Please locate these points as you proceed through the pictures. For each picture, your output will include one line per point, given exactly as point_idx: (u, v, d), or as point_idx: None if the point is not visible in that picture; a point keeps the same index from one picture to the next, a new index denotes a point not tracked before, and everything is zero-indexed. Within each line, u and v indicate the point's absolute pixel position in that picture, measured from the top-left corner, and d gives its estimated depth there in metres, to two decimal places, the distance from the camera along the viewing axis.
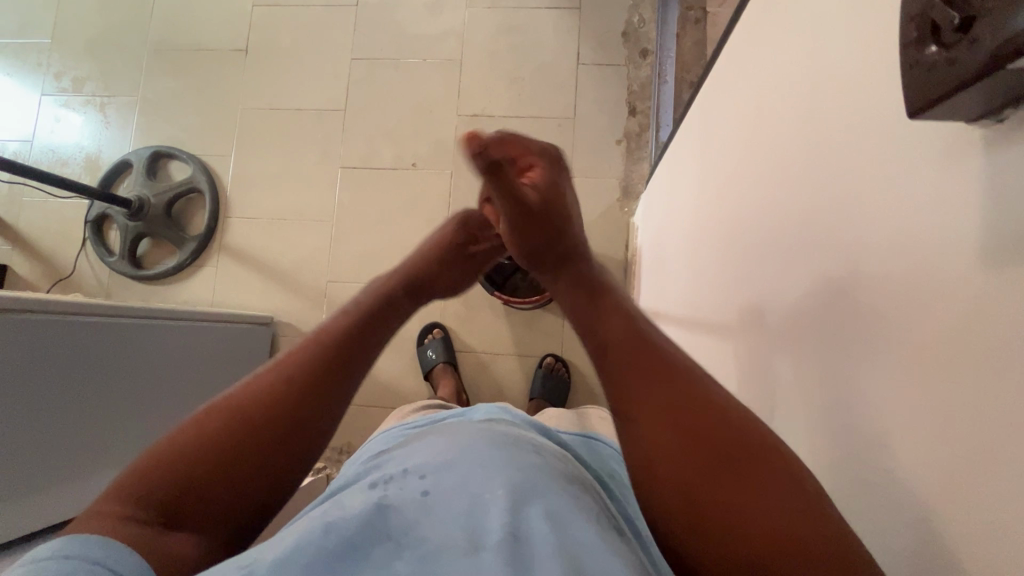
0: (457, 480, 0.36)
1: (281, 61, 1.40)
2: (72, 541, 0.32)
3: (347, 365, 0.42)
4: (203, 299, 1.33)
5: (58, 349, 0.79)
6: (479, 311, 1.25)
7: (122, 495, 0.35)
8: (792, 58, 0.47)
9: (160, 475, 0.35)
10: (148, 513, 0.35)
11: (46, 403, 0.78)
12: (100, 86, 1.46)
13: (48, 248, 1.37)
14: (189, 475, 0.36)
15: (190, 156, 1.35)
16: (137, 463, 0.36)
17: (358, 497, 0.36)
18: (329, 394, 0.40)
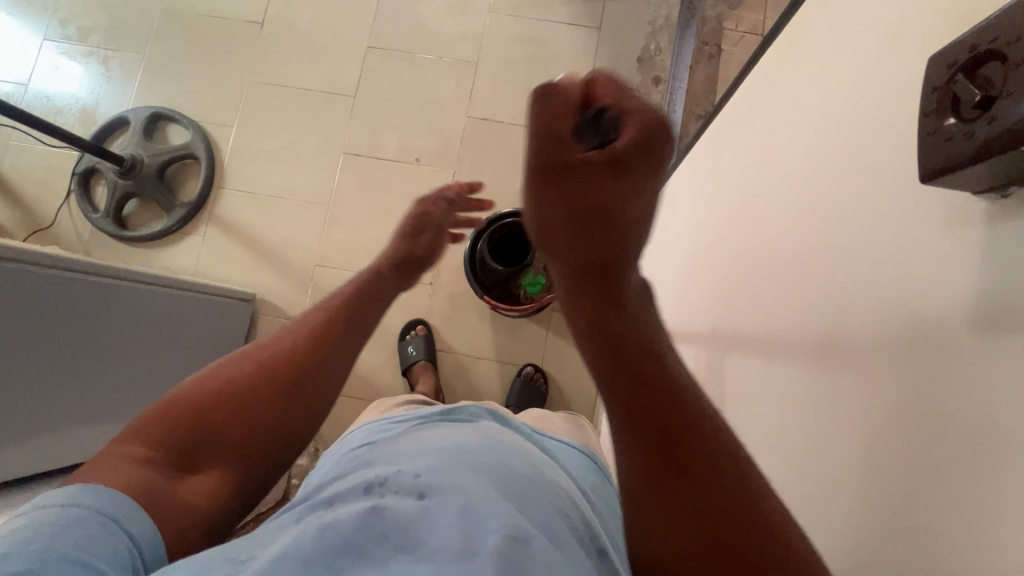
0: (451, 482, 0.37)
1: (296, 39, 1.38)
2: (86, 490, 0.41)
3: (340, 354, 0.59)
4: (185, 268, 1.30)
5: (31, 302, 0.76)
6: (465, 313, 1.25)
7: (153, 438, 0.48)
8: (806, 105, 0.48)
9: (190, 423, 0.49)
10: (171, 458, 0.47)
11: (16, 354, 0.76)
12: (106, 39, 1.43)
13: (29, 195, 1.33)
14: (209, 425, 0.50)
15: (190, 122, 1.33)
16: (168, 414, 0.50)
17: (352, 496, 0.36)
18: (327, 372, 0.58)
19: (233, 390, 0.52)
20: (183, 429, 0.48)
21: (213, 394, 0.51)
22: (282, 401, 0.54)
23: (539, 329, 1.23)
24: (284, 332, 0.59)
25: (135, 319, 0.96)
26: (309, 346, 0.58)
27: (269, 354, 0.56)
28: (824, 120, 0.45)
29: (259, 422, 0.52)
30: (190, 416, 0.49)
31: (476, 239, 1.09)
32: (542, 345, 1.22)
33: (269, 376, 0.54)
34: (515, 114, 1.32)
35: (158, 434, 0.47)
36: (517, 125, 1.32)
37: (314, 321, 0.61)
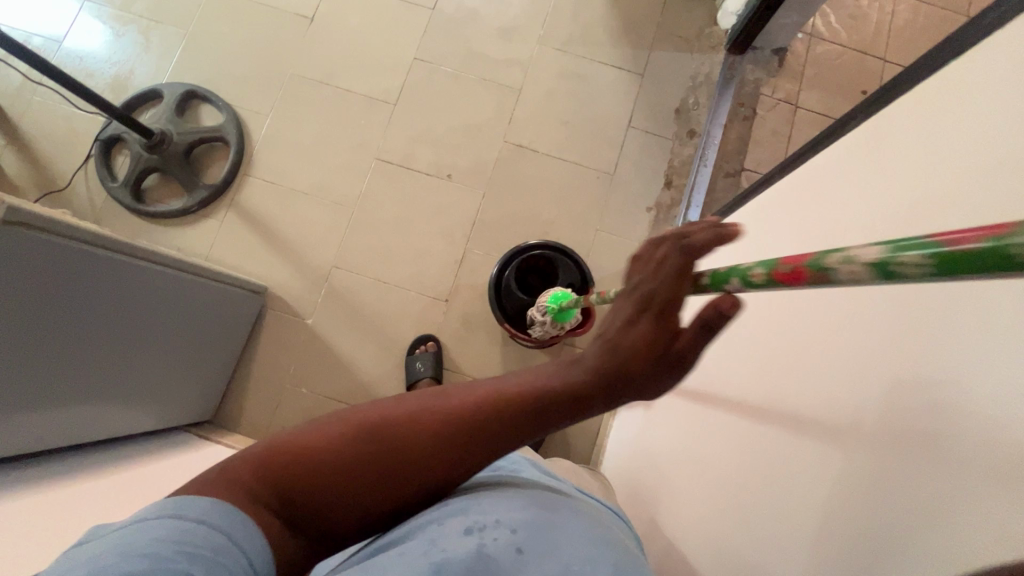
0: (545, 541, 0.41)
1: (344, 39, 1.39)
2: (211, 509, 0.36)
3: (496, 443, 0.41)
4: (198, 250, 1.27)
5: (62, 277, 0.73)
6: (476, 335, 1.24)
7: (262, 475, 0.39)
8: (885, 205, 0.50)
9: (305, 479, 0.39)
10: (275, 508, 0.39)
11: (38, 329, 0.72)
12: (149, 9, 1.42)
13: (46, 154, 1.29)
14: (321, 485, 0.39)
15: (226, 106, 1.32)
16: (302, 456, 0.39)
17: (456, 539, 0.40)
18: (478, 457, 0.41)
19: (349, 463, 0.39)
20: (288, 475, 0.39)
21: (337, 454, 0.39)
22: (418, 488, 0.42)
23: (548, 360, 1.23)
24: (425, 404, 0.42)
25: (149, 303, 0.92)
26: (468, 427, 0.40)
27: (398, 431, 0.40)
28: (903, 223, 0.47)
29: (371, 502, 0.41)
30: (306, 469, 0.39)
31: (504, 266, 1.10)
32: None
33: (391, 459, 0.40)
34: (551, 145, 1.34)
35: (261, 469, 0.39)
36: (552, 156, 1.33)
37: (458, 410, 0.41)
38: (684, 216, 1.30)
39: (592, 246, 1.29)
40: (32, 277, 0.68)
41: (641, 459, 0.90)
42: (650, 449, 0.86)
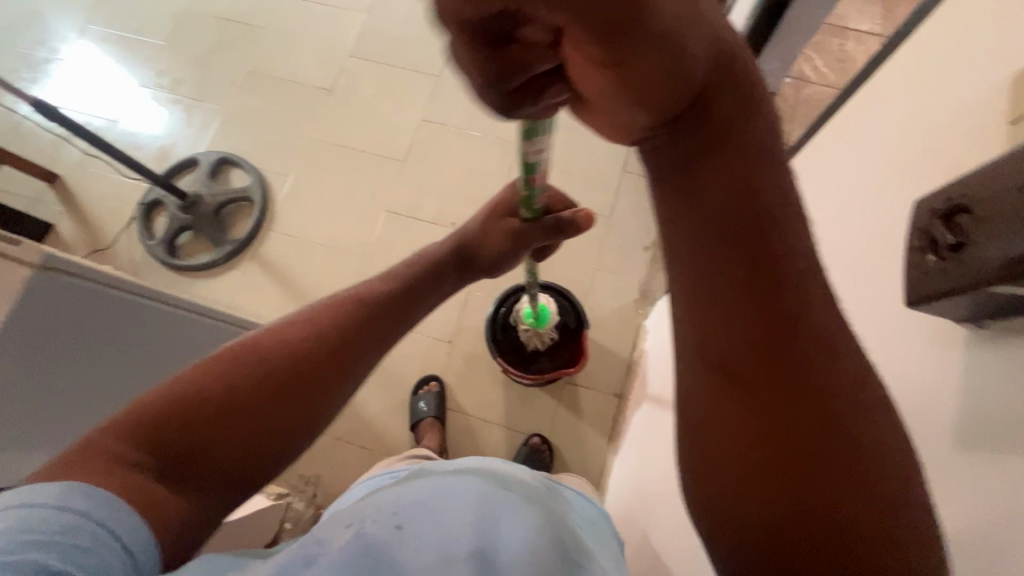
0: (420, 517, 0.51)
1: (359, 106, 1.53)
2: (71, 491, 0.42)
3: (334, 353, 0.55)
4: (221, 300, 1.37)
5: (112, 320, 0.80)
6: (478, 374, 1.27)
7: (133, 443, 0.45)
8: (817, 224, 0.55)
9: (174, 432, 0.46)
10: (154, 467, 0.45)
11: (82, 369, 0.77)
12: (193, 90, 1.62)
13: (96, 217, 1.45)
14: (192, 430, 0.47)
15: (253, 169, 1.46)
16: (164, 414, 0.47)
17: (339, 535, 0.50)
18: (327, 369, 0.54)
19: (232, 390, 0.49)
20: (165, 421, 0.46)
21: (215, 381, 0.49)
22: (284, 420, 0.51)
23: (550, 400, 1.24)
24: (262, 343, 0.53)
25: None
26: (305, 343, 0.54)
27: (262, 353, 0.52)
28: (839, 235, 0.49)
29: (261, 430, 0.50)
30: (181, 409, 0.47)
31: (502, 303, 1.15)
32: (552, 416, 1.23)
33: (275, 378, 0.51)
34: None
35: (135, 431, 0.46)
36: None
37: (314, 325, 0.55)
38: None
39: (591, 284, 1.32)
40: (75, 319, 0.75)
41: (633, 492, 0.88)
42: (640, 482, 0.85)
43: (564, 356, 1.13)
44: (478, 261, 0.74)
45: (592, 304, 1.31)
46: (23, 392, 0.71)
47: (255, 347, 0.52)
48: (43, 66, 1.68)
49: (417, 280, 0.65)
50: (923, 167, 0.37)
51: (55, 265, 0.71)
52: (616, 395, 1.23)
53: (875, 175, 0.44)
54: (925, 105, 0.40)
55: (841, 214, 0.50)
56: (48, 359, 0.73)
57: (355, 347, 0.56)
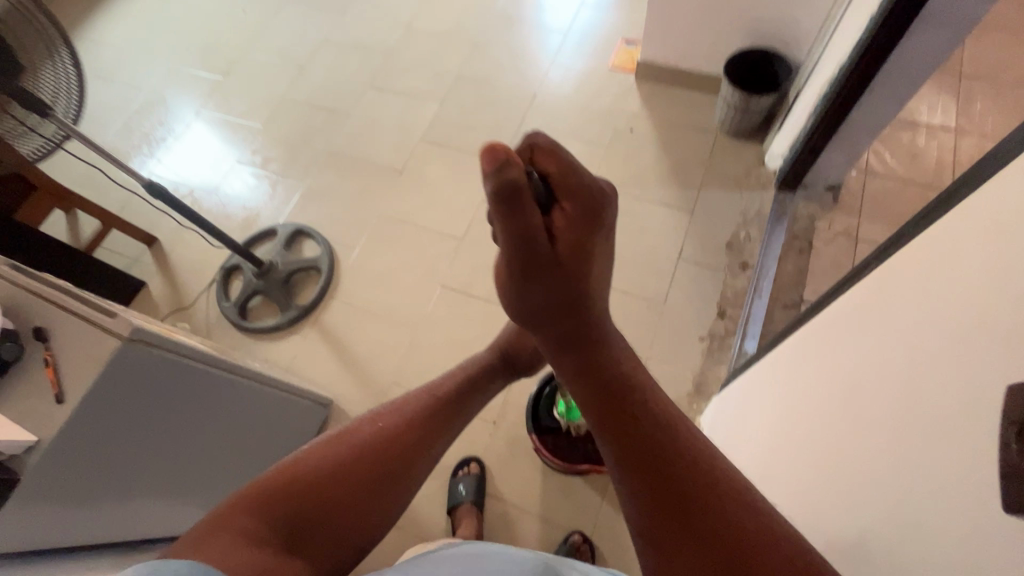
0: None
1: (425, 186, 1.63)
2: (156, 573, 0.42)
3: (412, 450, 0.62)
4: (281, 362, 1.43)
5: (180, 390, 0.86)
6: (521, 460, 1.23)
7: (249, 525, 0.50)
8: (904, 359, 0.52)
9: (284, 515, 0.52)
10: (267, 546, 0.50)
11: (144, 431, 0.82)
12: (280, 167, 1.79)
13: (182, 278, 1.59)
14: (298, 515, 0.53)
15: (324, 241, 1.57)
16: (274, 501, 0.53)
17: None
18: (407, 463, 0.60)
19: (336, 479, 0.55)
20: (280, 506, 0.52)
21: (318, 471, 0.55)
22: (372, 514, 0.57)
23: (594, 494, 1.17)
24: (346, 440, 0.59)
25: (237, 416, 1.01)
26: (385, 438, 0.60)
27: (348, 451, 0.57)
28: (946, 378, 0.46)
29: (352, 514, 0.56)
30: (296, 492, 0.53)
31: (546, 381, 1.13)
32: (595, 513, 1.16)
33: (366, 471, 0.57)
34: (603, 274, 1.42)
35: (262, 507, 0.52)
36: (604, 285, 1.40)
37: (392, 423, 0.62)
38: (739, 346, 1.28)
39: None
40: (149, 388, 0.80)
41: None
42: None
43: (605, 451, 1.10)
44: (519, 362, 0.83)
45: None
46: (107, 442, 0.76)
47: (345, 442, 0.58)
48: (159, 144, 1.93)
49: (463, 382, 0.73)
50: None
51: (140, 338, 0.76)
52: None
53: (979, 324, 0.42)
54: None
55: (944, 355, 0.47)
56: (129, 413, 0.78)
57: (426, 440, 0.63)
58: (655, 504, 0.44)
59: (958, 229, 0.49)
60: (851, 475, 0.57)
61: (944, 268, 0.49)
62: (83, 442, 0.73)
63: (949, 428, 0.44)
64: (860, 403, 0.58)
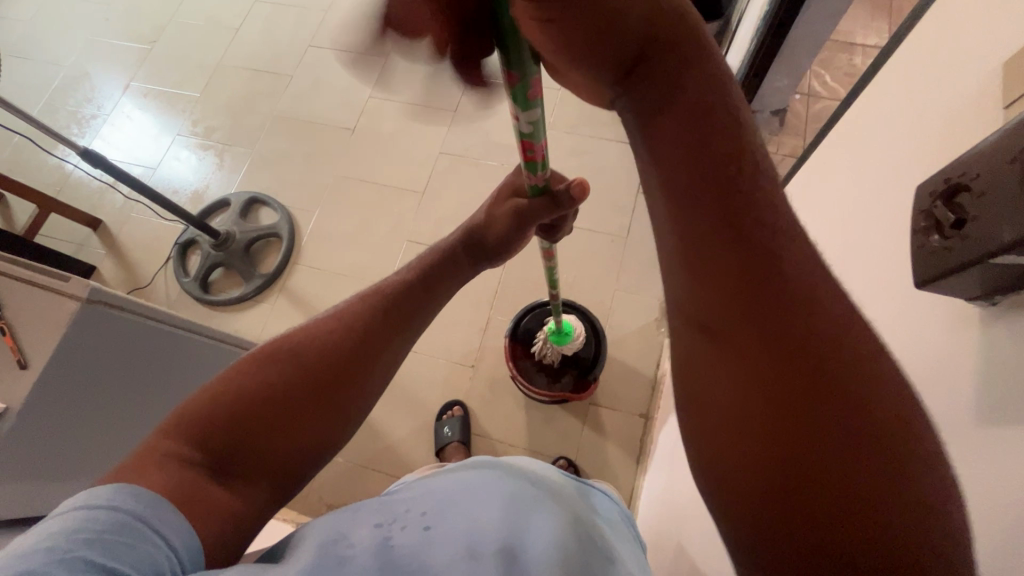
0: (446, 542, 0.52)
1: (380, 143, 1.60)
2: (127, 499, 0.45)
3: (361, 340, 0.59)
4: (251, 332, 1.41)
5: (143, 353, 0.84)
6: (501, 397, 1.27)
7: (194, 445, 0.50)
8: (825, 230, 0.57)
9: (219, 428, 0.51)
10: (209, 461, 0.50)
11: (108, 399, 0.79)
12: (226, 136, 1.72)
13: (136, 258, 1.53)
14: (234, 425, 0.52)
15: (281, 207, 1.53)
16: (207, 416, 0.51)
17: (370, 531, 0.55)
18: (355, 358, 0.58)
19: (267, 395, 0.53)
20: (212, 420, 0.51)
21: (244, 391, 0.53)
22: (324, 414, 0.56)
23: (574, 421, 1.23)
24: (280, 345, 0.57)
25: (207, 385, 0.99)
26: (329, 341, 0.58)
27: (284, 360, 0.56)
28: (855, 234, 0.49)
29: (299, 414, 0.54)
30: (229, 414, 0.52)
31: (530, 308, 1.18)
32: (577, 438, 1.21)
33: (287, 377, 0.55)
34: None
35: (198, 432, 0.51)
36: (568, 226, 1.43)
37: (330, 325, 0.60)
38: None
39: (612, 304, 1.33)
40: (114, 350, 0.78)
41: (667, 511, 0.87)
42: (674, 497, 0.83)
43: (572, 381, 1.14)
44: (488, 246, 0.74)
45: (614, 324, 1.31)
46: (67, 408, 0.74)
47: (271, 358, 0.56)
48: (90, 121, 1.81)
49: (433, 266, 0.69)
50: (930, 160, 0.39)
51: (100, 298, 0.75)
52: (642, 415, 1.22)
53: (885, 173, 0.46)
54: (924, 103, 0.42)
55: (854, 217, 0.50)
56: (89, 377, 0.75)
57: (371, 333, 0.60)
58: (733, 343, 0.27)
59: (870, 103, 0.53)
60: None
61: (862, 134, 0.53)
62: (43, 407, 0.70)
63: (856, 276, 0.48)
64: (794, 280, 0.63)
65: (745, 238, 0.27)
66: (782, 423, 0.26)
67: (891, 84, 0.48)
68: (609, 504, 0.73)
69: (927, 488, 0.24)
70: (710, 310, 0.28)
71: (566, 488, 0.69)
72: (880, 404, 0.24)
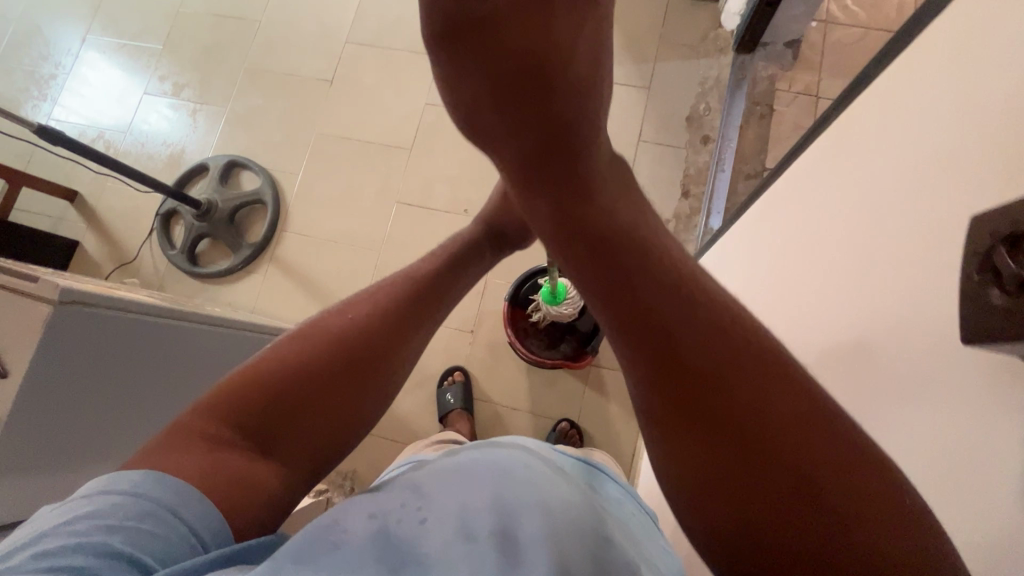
0: (443, 537, 0.47)
1: (361, 96, 1.49)
2: (145, 478, 0.39)
3: (415, 314, 0.51)
4: (246, 304, 1.39)
5: (137, 349, 0.81)
6: (502, 362, 1.26)
7: (219, 422, 0.42)
8: (864, 211, 0.52)
9: (255, 402, 0.43)
10: (243, 441, 0.42)
11: (102, 397, 0.78)
12: (195, 93, 1.60)
13: (119, 231, 1.48)
14: (270, 402, 0.43)
15: (262, 170, 1.44)
16: (236, 390, 0.43)
17: (362, 523, 0.50)
18: (409, 331, 0.51)
19: (310, 373, 0.44)
20: (246, 397, 0.43)
21: (288, 360, 0.45)
22: (376, 393, 0.48)
23: (577, 383, 1.22)
24: (327, 316, 0.49)
25: (212, 371, 0.97)
26: (380, 311, 0.50)
27: (330, 332, 0.47)
28: (913, 220, 0.44)
29: (347, 396, 0.46)
30: (263, 395, 0.43)
31: (532, 275, 1.14)
32: (580, 400, 1.21)
33: (330, 351, 0.46)
34: None
35: (224, 411, 0.42)
36: None
37: (376, 297, 0.51)
38: (704, 224, 1.27)
39: None
40: (100, 350, 0.75)
41: None
42: None
43: (570, 349, 1.13)
44: (511, 234, 0.68)
45: None
46: (59, 408, 0.73)
47: (316, 331, 0.47)
48: (49, 83, 1.68)
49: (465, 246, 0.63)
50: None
51: (73, 299, 0.70)
52: None
53: (956, 160, 0.40)
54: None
55: (907, 205, 0.45)
56: (76, 379, 0.73)
57: (423, 303, 0.53)
58: (658, 385, 0.30)
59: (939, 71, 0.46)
60: (798, 335, 0.58)
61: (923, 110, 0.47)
62: (31, 415, 0.70)
63: (905, 273, 0.43)
64: (811, 261, 0.59)
65: (637, 294, 0.31)
66: (701, 460, 0.29)
67: (976, 52, 0.42)
68: (623, 487, 0.70)
69: (885, 480, 0.27)
70: (641, 365, 0.31)
71: (577, 462, 0.66)
72: (807, 444, 0.27)
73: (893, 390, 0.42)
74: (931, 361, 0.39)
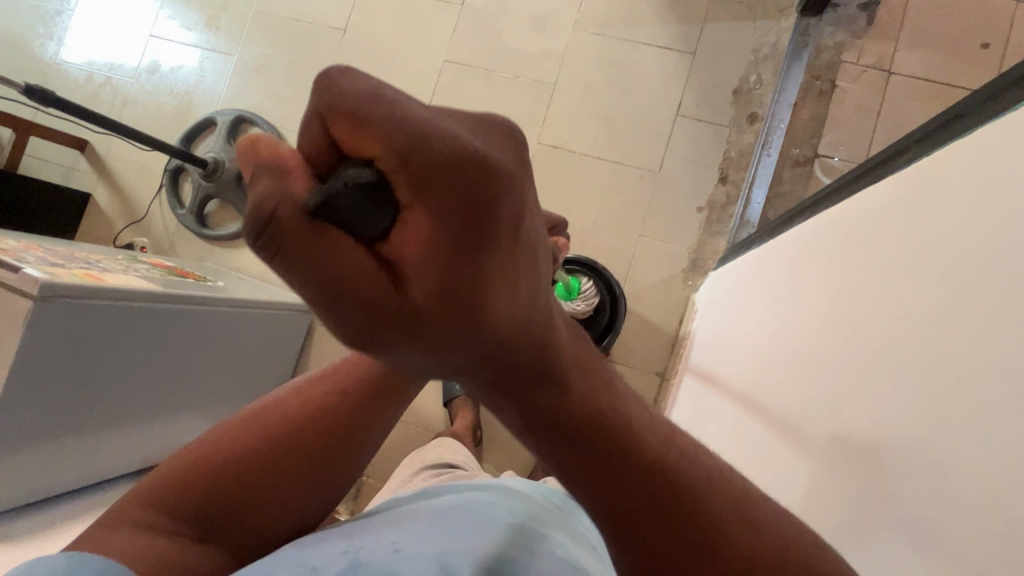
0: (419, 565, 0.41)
1: (375, 50, 1.37)
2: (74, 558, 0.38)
3: (366, 402, 0.51)
4: (255, 270, 1.36)
5: (115, 333, 0.78)
6: None
7: (161, 509, 0.44)
8: (927, 284, 0.41)
9: (198, 496, 0.45)
10: (186, 530, 0.44)
11: (80, 383, 0.77)
12: (203, 37, 1.50)
13: (129, 186, 1.44)
14: (213, 496, 0.45)
15: (270, 128, 1.35)
16: (181, 480, 0.45)
17: (330, 558, 0.43)
18: (362, 418, 0.50)
19: (254, 468, 0.46)
20: (189, 488, 0.45)
21: (232, 452, 0.46)
22: (325, 479, 0.50)
23: None
24: (278, 402, 0.50)
25: (201, 350, 0.95)
26: (329, 400, 0.50)
27: (278, 423, 0.48)
28: (1000, 327, 0.34)
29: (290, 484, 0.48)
30: (208, 491, 0.45)
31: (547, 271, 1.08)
32: None
33: (276, 443, 0.47)
34: (587, 142, 1.25)
35: (168, 499, 0.44)
36: (591, 156, 1.25)
37: (328, 385, 0.51)
38: (740, 214, 1.16)
39: (634, 252, 1.21)
40: (80, 340, 0.74)
41: None
42: None
43: None
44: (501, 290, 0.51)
45: (635, 274, 1.20)
46: (32, 398, 0.71)
47: (265, 419, 0.48)
48: (56, 19, 1.60)
49: None
50: None
51: (56, 293, 0.69)
52: (658, 374, 1.17)
53: None
54: None
55: (994, 294, 0.35)
56: (49, 369, 0.72)
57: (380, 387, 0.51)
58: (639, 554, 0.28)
59: None
60: (826, 403, 0.51)
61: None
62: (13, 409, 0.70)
63: (980, 388, 0.34)
64: (858, 320, 0.50)
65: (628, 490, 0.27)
66: None
67: None
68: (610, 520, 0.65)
69: None
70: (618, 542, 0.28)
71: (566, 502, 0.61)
72: None
73: (947, 533, 0.34)
74: (1001, 513, 0.31)
